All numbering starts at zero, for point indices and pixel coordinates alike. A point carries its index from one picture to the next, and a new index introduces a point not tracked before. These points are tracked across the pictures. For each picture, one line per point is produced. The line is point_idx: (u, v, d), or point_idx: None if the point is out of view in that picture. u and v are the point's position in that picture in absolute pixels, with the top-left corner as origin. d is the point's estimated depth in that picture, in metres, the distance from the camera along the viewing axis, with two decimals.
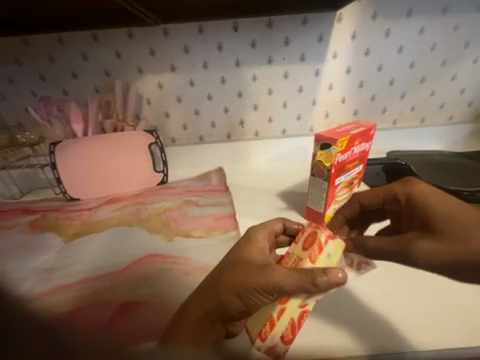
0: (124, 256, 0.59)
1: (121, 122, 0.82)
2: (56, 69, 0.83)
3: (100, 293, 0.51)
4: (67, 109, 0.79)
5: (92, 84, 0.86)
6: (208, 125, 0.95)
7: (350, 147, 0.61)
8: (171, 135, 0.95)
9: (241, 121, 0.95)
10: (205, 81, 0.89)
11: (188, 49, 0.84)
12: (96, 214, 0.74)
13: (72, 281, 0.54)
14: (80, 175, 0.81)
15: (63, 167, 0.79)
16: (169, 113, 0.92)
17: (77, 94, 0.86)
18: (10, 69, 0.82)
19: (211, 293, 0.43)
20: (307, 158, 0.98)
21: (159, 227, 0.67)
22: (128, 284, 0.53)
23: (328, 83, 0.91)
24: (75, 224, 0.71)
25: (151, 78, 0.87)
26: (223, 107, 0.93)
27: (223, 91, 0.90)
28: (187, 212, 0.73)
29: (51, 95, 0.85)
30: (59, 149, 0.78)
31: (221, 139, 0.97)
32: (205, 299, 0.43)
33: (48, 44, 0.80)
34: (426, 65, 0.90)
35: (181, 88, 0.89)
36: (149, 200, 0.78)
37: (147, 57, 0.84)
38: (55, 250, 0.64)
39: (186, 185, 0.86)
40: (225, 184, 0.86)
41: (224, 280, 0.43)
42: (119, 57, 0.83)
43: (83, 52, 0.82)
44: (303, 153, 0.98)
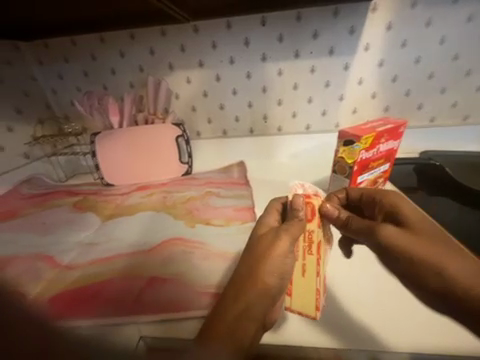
0: (151, 237, 0.65)
1: (152, 114, 0.89)
2: (98, 66, 0.92)
3: (130, 268, 0.57)
4: (106, 103, 0.87)
5: (128, 79, 0.93)
6: (232, 119, 0.98)
7: (376, 144, 0.59)
8: (197, 128, 1.00)
9: (264, 115, 0.96)
10: (231, 76, 0.91)
11: (215, 45, 0.86)
12: (128, 199, 0.81)
13: (107, 256, 0.61)
14: (116, 163, 0.89)
15: (102, 155, 0.88)
16: (195, 107, 0.96)
17: (115, 89, 0.95)
18: (60, 66, 0.93)
19: (238, 291, 0.40)
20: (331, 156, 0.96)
21: (182, 214, 0.72)
22: (155, 262, 0.58)
23: (357, 77, 0.87)
24: (109, 206, 0.80)
25: (181, 74, 0.91)
26: (247, 102, 0.94)
27: (248, 86, 0.92)
28: (209, 202, 0.77)
29: (93, 90, 0.95)
30: (98, 140, 0.87)
31: (244, 134, 1.00)
32: (232, 299, 0.39)
33: (91, 44, 0.89)
34: (473, 57, 0.81)
35: (207, 83, 0.92)
36: (174, 189, 0.83)
37: (177, 54, 0.88)
38: (93, 227, 0.72)
39: (208, 177, 0.90)
40: (246, 178, 0.88)
41: (249, 274, 0.41)
42: (152, 54, 0.89)
43: (121, 49, 0.89)
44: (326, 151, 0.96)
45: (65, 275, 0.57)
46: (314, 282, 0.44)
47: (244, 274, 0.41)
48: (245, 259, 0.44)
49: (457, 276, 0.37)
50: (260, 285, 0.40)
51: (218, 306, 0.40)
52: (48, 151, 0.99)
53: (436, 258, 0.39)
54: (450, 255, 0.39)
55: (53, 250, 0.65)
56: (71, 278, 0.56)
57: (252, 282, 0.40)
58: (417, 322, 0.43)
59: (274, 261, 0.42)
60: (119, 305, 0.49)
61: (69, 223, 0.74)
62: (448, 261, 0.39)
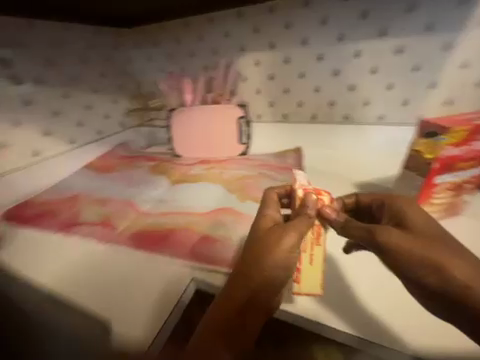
0: (206, 204, 0.73)
1: (220, 95, 0.96)
2: (180, 49, 1.03)
3: (188, 224, 0.64)
4: (182, 82, 0.98)
5: (203, 61, 1.01)
6: (294, 104, 0.96)
7: (470, 140, 0.48)
8: (258, 111, 1.03)
9: (331, 102, 0.90)
10: (301, 58, 0.87)
11: (289, 26, 0.84)
12: (191, 170, 0.93)
13: (170, 211, 0.70)
14: (185, 136, 1.01)
15: (176, 128, 1.01)
16: (260, 90, 0.98)
17: (190, 70, 1.05)
18: (151, 50, 1.08)
19: (240, 287, 0.37)
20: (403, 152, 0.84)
21: (235, 189, 0.78)
22: (207, 225, 0.64)
23: (459, 60, 0.72)
24: (175, 173, 0.93)
25: (250, 56, 0.94)
26: (314, 86, 0.90)
27: (317, 70, 0.87)
28: (260, 182, 0.80)
29: (173, 71, 1.08)
30: (175, 114, 1.00)
31: (305, 120, 0.97)
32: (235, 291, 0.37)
33: (177, 29, 1.00)
34: None
35: (275, 65, 0.92)
36: (230, 167, 0.90)
37: (250, 36, 0.90)
38: (161, 187, 0.84)
39: (263, 159, 0.93)
40: (300, 165, 0.87)
41: (254, 267, 0.37)
42: (227, 36, 0.94)
43: (200, 33, 0.97)
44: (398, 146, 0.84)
45: (140, 219, 0.68)
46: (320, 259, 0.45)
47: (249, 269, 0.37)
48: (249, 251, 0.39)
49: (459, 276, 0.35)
50: (263, 281, 0.37)
51: (221, 294, 0.38)
52: (135, 123, 1.18)
53: (445, 264, 0.36)
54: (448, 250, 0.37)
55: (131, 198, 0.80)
56: None
57: (258, 279, 0.37)
58: (418, 321, 0.44)
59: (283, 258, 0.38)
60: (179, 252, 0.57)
61: (144, 180, 0.88)
62: (450, 260, 0.36)
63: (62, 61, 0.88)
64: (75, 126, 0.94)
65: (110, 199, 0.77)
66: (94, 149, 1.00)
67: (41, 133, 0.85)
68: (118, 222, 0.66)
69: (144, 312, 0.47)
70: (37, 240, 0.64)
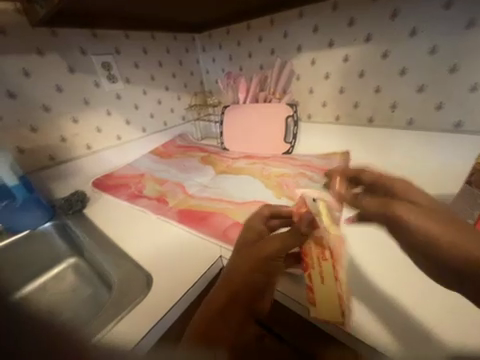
0: (245, 195, 0.77)
1: (271, 94, 1.01)
2: (240, 50, 1.10)
3: (224, 210, 0.70)
4: (238, 82, 1.05)
5: (259, 61, 1.06)
6: (350, 105, 0.91)
7: None
8: (309, 111, 1.01)
9: (393, 104, 0.82)
10: (362, 56, 0.82)
11: (353, 21, 0.79)
12: (235, 163, 1.00)
13: (212, 196, 0.79)
14: (235, 131, 1.09)
15: (228, 123, 1.10)
16: (313, 90, 0.97)
17: (248, 70, 1.12)
18: (216, 52, 1.20)
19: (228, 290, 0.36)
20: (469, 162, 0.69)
21: (273, 185, 0.80)
22: (243, 213, 0.67)
23: None
24: (222, 164, 1.01)
25: (307, 55, 0.93)
26: (375, 86, 0.83)
27: (381, 68, 0.80)
28: (300, 181, 0.80)
29: (232, 70, 1.17)
30: (228, 110, 1.09)
31: (360, 123, 0.91)
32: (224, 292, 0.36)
33: (239, 31, 1.07)
34: None
35: (332, 64, 0.89)
36: (273, 164, 0.93)
37: (309, 34, 0.89)
38: (207, 174, 0.94)
39: (308, 159, 0.93)
40: (346, 169, 0.83)
41: (247, 262, 0.38)
42: (285, 36, 0.95)
43: (260, 35, 1.01)
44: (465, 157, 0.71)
45: (187, 199, 0.78)
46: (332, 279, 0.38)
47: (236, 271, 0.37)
48: (234, 260, 0.40)
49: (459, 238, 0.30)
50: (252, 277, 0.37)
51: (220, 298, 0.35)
52: (194, 116, 1.34)
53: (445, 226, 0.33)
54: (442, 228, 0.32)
55: (182, 179, 0.91)
56: None
57: (245, 274, 0.37)
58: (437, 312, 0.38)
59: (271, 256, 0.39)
60: (211, 230, 0.62)
61: (195, 168, 0.99)
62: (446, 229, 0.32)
63: (146, 63, 1.07)
64: (149, 117, 1.13)
65: (166, 180, 0.91)
66: (159, 137, 1.19)
67: (125, 121, 1.05)
68: (171, 199, 0.79)
69: (181, 273, 0.51)
70: (111, 204, 0.81)
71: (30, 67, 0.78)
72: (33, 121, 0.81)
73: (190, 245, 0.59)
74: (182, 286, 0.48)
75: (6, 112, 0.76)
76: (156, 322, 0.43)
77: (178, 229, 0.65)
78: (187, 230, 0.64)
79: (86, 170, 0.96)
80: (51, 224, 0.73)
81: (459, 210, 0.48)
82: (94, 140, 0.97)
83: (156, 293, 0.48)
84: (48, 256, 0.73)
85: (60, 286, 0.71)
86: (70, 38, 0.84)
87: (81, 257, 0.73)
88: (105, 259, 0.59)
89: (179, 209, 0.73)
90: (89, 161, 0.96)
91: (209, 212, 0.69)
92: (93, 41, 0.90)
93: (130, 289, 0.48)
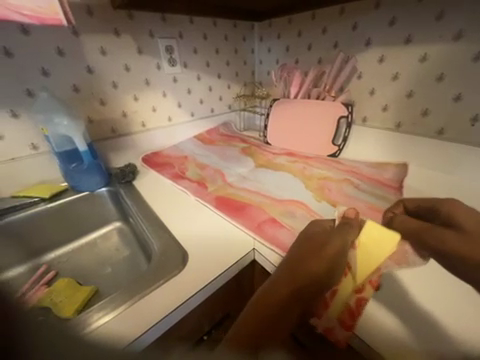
0: (282, 192, 0.75)
1: (326, 91, 0.95)
2: (299, 41, 1.05)
3: (260, 204, 0.69)
4: (292, 75, 1.01)
5: (319, 55, 1.00)
6: (417, 112, 0.80)
7: None
8: (365, 113, 0.93)
9: (474, 116, 0.70)
10: (446, 56, 0.70)
11: (443, 15, 0.68)
12: (275, 158, 0.98)
13: (249, 188, 0.79)
14: (280, 126, 1.06)
15: (274, 117, 1.08)
16: (375, 91, 0.88)
17: (304, 63, 1.07)
18: (273, 42, 1.17)
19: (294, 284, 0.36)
20: None
21: (314, 187, 0.77)
22: (280, 210, 0.66)
23: None
24: (261, 158, 1.00)
25: (376, 51, 0.84)
26: (455, 93, 0.72)
27: (468, 72, 0.68)
28: (343, 188, 0.75)
29: (287, 63, 1.13)
30: (276, 104, 1.07)
31: (426, 134, 0.80)
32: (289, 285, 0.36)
33: (303, 21, 1.01)
34: None
35: (404, 64, 0.79)
36: (316, 165, 0.89)
37: (382, 28, 0.80)
38: (246, 166, 0.94)
39: (355, 166, 0.86)
40: (400, 183, 0.74)
41: (308, 261, 0.38)
42: (354, 28, 0.87)
43: (324, 26, 0.95)
44: None
45: (225, 187, 0.80)
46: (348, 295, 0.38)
47: (310, 274, 0.37)
48: (297, 256, 0.41)
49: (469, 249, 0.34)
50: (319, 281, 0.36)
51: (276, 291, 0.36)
52: (240, 106, 1.34)
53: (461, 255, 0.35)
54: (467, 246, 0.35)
55: (222, 166, 0.94)
56: None
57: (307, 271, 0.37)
58: None
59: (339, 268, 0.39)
60: (245, 222, 0.62)
61: (235, 158, 1.00)
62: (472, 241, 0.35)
63: (204, 49, 1.10)
64: (198, 102, 1.17)
65: (207, 166, 0.94)
66: (205, 123, 1.23)
67: (176, 104, 1.11)
68: (210, 184, 0.82)
69: (214, 258, 0.54)
70: (156, 180, 0.87)
71: (106, 46, 0.86)
72: (103, 95, 0.91)
73: (225, 232, 0.61)
74: (213, 271, 0.50)
75: (83, 85, 0.86)
76: (188, 297, 0.46)
77: (214, 215, 0.67)
78: (222, 217, 0.66)
79: (137, 146, 1.04)
80: (106, 189, 0.82)
81: None
82: (149, 118, 1.05)
83: (190, 270, 0.51)
84: (101, 217, 0.83)
85: (106, 245, 0.80)
86: (142, 21, 0.91)
87: (126, 222, 0.82)
88: (147, 229, 0.64)
89: (216, 195, 0.75)
90: (141, 138, 1.05)
91: (245, 203, 0.70)
92: (160, 25, 0.95)
93: (167, 262, 0.52)
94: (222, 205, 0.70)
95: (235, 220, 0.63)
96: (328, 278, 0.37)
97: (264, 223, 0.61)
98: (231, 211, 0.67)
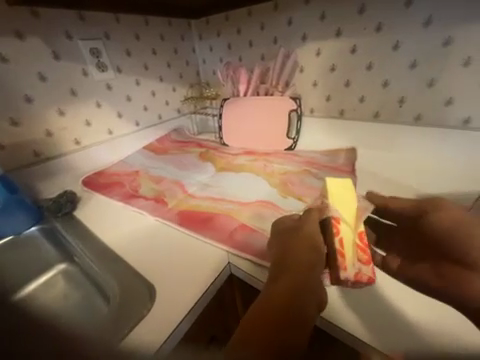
0: (248, 194, 0.73)
1: (273, 87, 0.96)
2: (240, 38, 1.04)
3: (227, 211, 0.65)
4: (238, 73, 0.99)
5: (261, 52, 1.01)
6: (355, 99, 0.87)
7: None
8: (312, 105, 0.97)
9: (400, 98, 0.79)
10: (372, 47, 0.78)
11: (364, 9, 0.75)
12: (235, 159, 0.95)
13: (213, 195, 0.74)
14: (234, 126, 1.04)
15: (226, 117, 1.05)
16: (317, 83, 0.93)
17: (248, 61, 1.06)
18: (213, 40, 1.13)
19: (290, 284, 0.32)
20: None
21: (277, 183, 0.77)
22: (249, 214, 0.63)
23: None
24: (220, 161, 0.95)
25: (312, 45, 0.88)
26: (383, 80, 0.80)
27: (390, 61, 0.77)
28: (305, 180, 0.76)
29: (231, 61, 1.11)
30: (227, 103, 1.04)
31: (365, 118, 0.88)
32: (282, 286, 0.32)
33: (240, 18, 1.00)
34: None
35: (338, 56, 0.84)
36: (276, 161, 0.89)
37: (315, 23, 0.84)
38: (205, 172, 0.89)
39: (312, 156, 0.89)
40: (353, 166, 0.80)
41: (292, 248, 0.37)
42: (289, 24, 0.89)
43: (262, 22, 0.95)
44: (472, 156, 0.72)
45: (187, 200, 0.73)
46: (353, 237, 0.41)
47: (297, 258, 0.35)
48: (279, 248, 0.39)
49: None
50: (306, 261, 0.35)
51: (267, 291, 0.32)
52: (190, 109, 1.27)
53: None
54: None
55: (180, 177, 0.86)
56: None
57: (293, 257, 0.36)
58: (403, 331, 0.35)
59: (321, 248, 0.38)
60: (214, 235, 0.57)
61: (194, 165, 0.94)
62: None
63: (139, 50, 0.99)
64: (142, 109, 1.06)
65: (163, 178, 0.85)
66: (154, 132, 1.12)
67: (116, 115, 0.98)
68: (170, 198, 0.74)
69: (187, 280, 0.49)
70: (104, 204, 0.75)
71: (6, 51, 0.69)
72: (14, 113, 0.73)
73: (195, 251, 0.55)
74: (189, 297, 0.44)
75: None
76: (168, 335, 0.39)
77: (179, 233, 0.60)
78: (189, 235, 0.59)
79: (74, 168, 0.89)
80: (38, 227, 0.67)
81: None
82: (84, 134, 0.90)
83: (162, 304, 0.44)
84: (36, 262, 0.67)
85: (48, 295, 0.65)
86: (54, 20, 0.76)
87: (71, 262, 0.67)
88: (100, 267, 0.54)
89: (178, 211, 0.68)
90: (78, 158, 0.89)
91: (212, 214, 0.65)
92: (78, 24, 0.81)
93: (132, 300, 0.44)
94: (186, 219, 0.63)
95: (204, 234, 0.58)
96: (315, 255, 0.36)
97: (236, 232, 0.57)
98: (197, 225, 0.61)
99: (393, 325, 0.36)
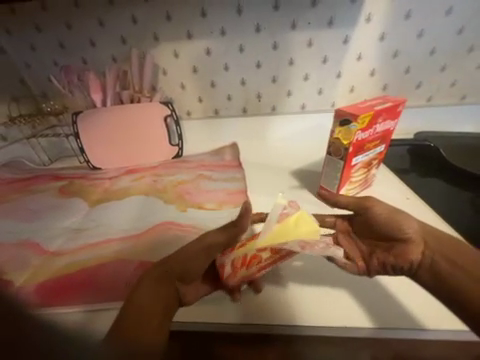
0: (143, 222, 0.66)
1: (138, 93, 0.86)
2: (75, 36, 0.86)
3: (126, 252, 0.58)
4: (86, 79, 0.82)
5: (109, 52, 0.88)
6: (224, 98, 0.93)
7: (373, 124, 0.56)
8: (187, 107, 0.95)
9: (258, 94, 0.92)
10: (222, 49, 0.87)
11: (205, 14, 0.83)
12: (116, 183, 0.81)
13: (97, 240, 0.62)
14: (100, 145, 0.85)
15: (87, 136, 0.84)
16: (185, 85, 0.92)
17: (95, 63, 0.89)
18: (32, 36, 0.86)
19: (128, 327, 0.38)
20: (323, 138, 0.93)
21: (173, 198, 0.73)
22: (145, 241, 0.61)
23: (357, 52, 0.84)
24: (97, 191, 0.79)
25: (167, 47, 0.87)
26: (240, 78, 0.90)
27: (240, 60, 0.88)
28: (200, 185, 0.76)
29: (71, 63, 0.89)
30: (81, 118, 0.83)
31: (236, 113, 0.95)
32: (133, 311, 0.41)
33: (68, 12, 0.83)
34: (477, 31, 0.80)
35: (197, 58, 0.88)
36: (164, 172, 0.83)
37: (163, 23, 0.84)
38: (81, 212, 0.72)
39: (200, 159, 0.87)
40: (239, 161, 0.85)
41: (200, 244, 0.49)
42: (134, 22, 0.84)
43: (100, 18, 0.84)
44: (320, 133, 0.93)
45: (51, 262, 0.58)
46: (255, 255, 0.48)
47: (178, 265, 0.47)
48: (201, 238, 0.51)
49: (374, 210, 0.52)
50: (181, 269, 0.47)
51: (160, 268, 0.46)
52: (27, 133, 0.93)
53: (394, 213, 0.50)
54: (388, 211, 0.51)
55: (39, 235, 0.65)
56: (61, 259, 0.59)
57: (177, 266, 0.47)
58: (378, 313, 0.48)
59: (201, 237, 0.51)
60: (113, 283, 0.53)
61: (56, 207, 0.74)
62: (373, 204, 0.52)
63: None
64: None
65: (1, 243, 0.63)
66: None
67: None
68: (19, 271, 0.56)
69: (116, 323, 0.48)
70: None
71: None
72: None
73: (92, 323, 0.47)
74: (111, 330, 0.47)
75: None
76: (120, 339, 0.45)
77: (58, 314, 0.48)
78: (78, 309, 0.49)
79: None
80: None
81: (326, 174, 0.62)
82: None
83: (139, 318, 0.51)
84: None
85: None
86: None
87: None
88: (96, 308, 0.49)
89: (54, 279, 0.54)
90: None
91: (98, 266, 0.56)
92: None
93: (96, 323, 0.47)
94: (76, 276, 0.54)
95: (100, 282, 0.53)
96: (190, 264, 0.47)
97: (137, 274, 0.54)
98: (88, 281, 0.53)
99: (373, 310, 0.48)
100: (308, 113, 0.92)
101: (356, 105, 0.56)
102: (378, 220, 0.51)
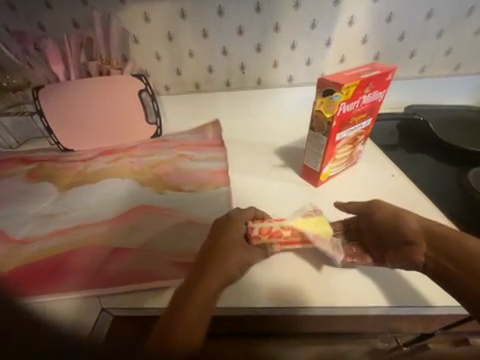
0: (119, 206, 0.63)
1: (107, 64, 0.77)
2: None
3: (101, 238, 0.56)
4: (44, 48, 0.72)
5: (69, 15, 0.77)
6: (204, 70, 0.85)
7: (359, 95, 0.52)
8: (164, 81, 0.87)
9: (241, 65, 0.84)
10: (199, 11, 0.76)
11: None
12: (90, 166, 0.75)
13: (69, 225, 0.59)
14: (68, 124, 0.78)
15: (52, 114, 0.76)
16: (160, 55, 0.83)
17: (54, 29, 0.78)
18: None
19: (186, 326, 0.37)
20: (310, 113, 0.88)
21: (151, 180, 0.69)
22: (120, 226, 0.58)
23: (348, 15, 0.76)
24: (69, 174, 0.73)
25: (137, 9, 0.76)
26: (221, 47, 0.81)
27: (221, 26, 0.78)
28: (180, 166, 0.72)
29: (25, 30, 0.77)
30: (43, 93, 0.74)
31: (219, 87, 0.88)
32: (188, 311, 0.38)
33: None
34: None
35: (172, 22, 0.78)
36: (142, 153, 0.78)
37: None
38: (52, 198, 0.67)
39: (180, 138, 0.82)
40: (221, 139, 0.81)
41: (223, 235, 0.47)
42: None
43: None
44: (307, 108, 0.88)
45: (19, 251, 0.55)
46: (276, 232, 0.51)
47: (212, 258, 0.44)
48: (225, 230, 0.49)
49: (376, 210, 0.50)
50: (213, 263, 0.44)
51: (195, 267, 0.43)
52: None
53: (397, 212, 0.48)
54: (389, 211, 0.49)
55: (7, 223, 0.61)
56: (31, 248, 0.55)
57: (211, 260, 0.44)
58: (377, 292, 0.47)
59: (226, 236, 0.47)
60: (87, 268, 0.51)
61: (25, 193, 0.69)
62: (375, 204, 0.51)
63: None
64: None
65: None
66: None
67: None
68: None
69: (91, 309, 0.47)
70: None
71: None
72: None
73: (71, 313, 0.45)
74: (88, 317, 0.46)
75: None
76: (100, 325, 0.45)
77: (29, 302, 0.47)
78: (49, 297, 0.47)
79: None
80: None
81: (309, 151, 0.59)
82: None
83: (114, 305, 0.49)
84: None
85: None
86: None
87: None
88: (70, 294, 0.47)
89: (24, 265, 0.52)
90: None
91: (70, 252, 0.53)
92: None
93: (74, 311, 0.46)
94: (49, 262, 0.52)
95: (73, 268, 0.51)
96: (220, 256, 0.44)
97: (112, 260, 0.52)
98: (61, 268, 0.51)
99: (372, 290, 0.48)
100: (295, 86, 0.86)
101: (341, 73, 0.51)
102: (378, 220, 0.49)
